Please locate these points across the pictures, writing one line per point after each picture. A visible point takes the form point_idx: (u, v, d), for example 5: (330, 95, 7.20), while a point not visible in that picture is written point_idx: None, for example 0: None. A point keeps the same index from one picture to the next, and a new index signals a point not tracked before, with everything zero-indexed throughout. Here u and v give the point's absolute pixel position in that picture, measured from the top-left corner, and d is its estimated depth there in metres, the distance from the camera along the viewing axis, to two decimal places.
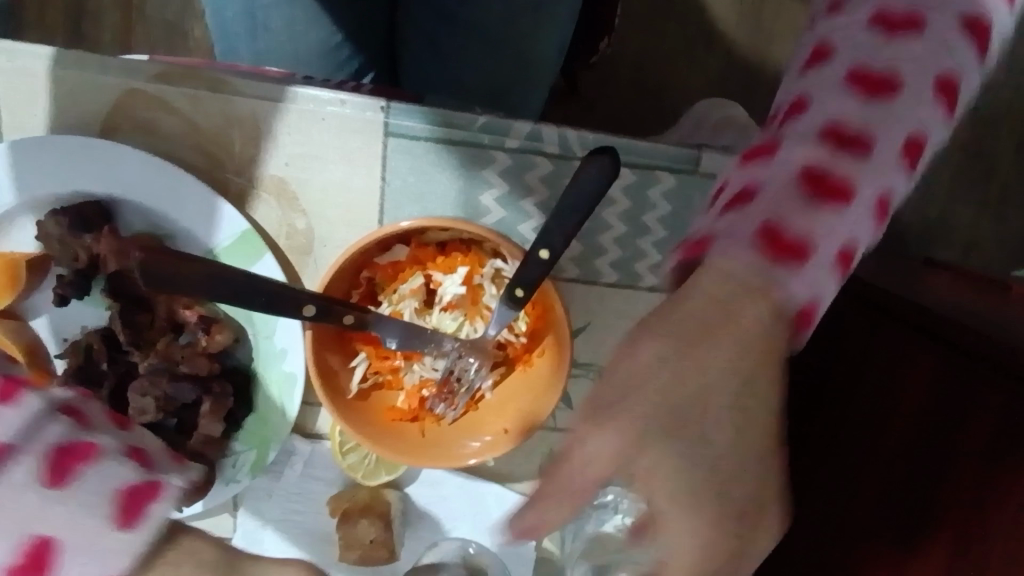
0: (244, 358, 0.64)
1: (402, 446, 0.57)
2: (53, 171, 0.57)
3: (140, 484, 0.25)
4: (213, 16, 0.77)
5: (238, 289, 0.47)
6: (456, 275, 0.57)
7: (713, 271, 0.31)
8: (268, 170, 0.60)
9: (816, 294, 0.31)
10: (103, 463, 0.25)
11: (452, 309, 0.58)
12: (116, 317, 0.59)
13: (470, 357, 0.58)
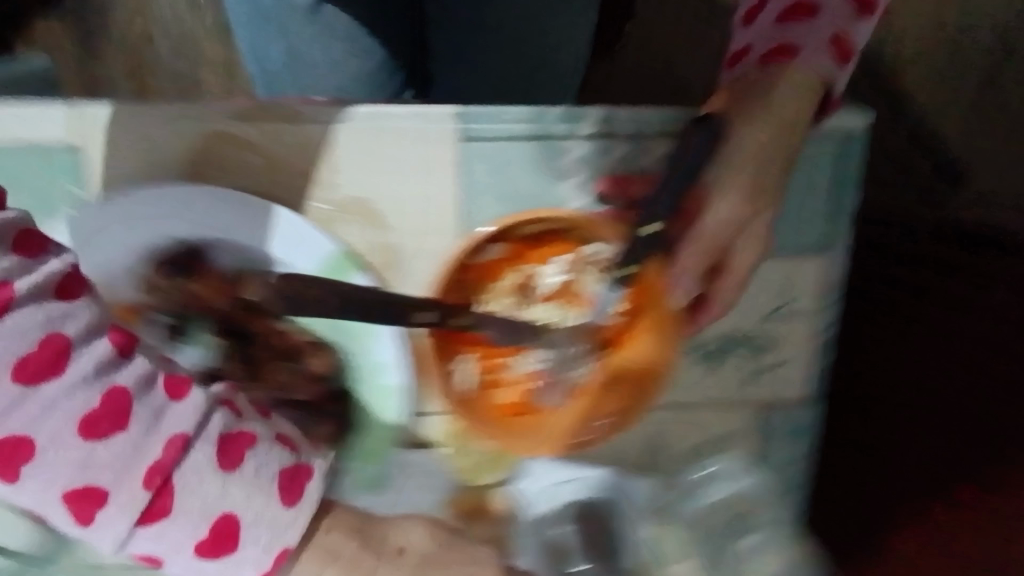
0: (344, 378, 0.64)
1: (530, 439, 0.65)
2: (150, 221, 0.59)
3: (296, 462, 0.42)
4: (253, 67, 0.84)
5: (363, 302, 0.51)
6: (553, 265, 0.62)
7: (799, 69, 0.53)
8: (352, 192, 0.61)
9: (843, 82, 0.56)
10: (255, 454, 0.40)
11: (549, 300, 0.62)
12: (232, 351, 0.60)
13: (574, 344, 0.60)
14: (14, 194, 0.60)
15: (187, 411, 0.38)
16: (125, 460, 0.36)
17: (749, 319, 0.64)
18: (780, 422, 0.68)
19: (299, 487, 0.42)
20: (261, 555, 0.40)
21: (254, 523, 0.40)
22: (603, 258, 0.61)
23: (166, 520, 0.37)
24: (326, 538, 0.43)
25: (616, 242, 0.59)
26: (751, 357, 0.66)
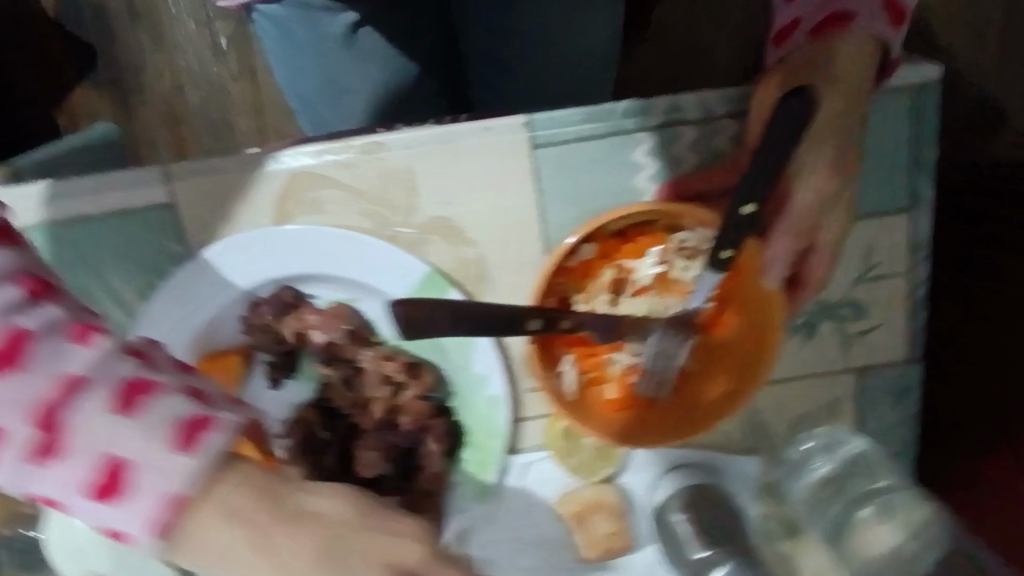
0: (445, 395, 0.65)
1: (651, 432, 0.60)
2: (245, 266, 0.61)
3: (195, 413, 0.35)
4: (296, 106, 0.82)
5: (468, 316, 0.49)
6: (650, 256, 0.57)
7: (855, 35, 0.52)
8: (433, 213, 0.61)
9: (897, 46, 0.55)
10: (163, 395, 0.35)
11: (645, 293, 0.58)
12: (336, 380, 0.63)
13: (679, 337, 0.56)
14: (109, 257, 0.62)
15: (94, 355, 0.35)
16: (13, 395, 0.33)
17: (837, 287, 0.65)
18: (883, 383, 0.68)
19: (199, 433, 0.35)
20: (154, 508, 0.34)
21: (150, 470, 0.34)
22: (704, 241, 0.56)
23: (64, 461, 0.34)
24: (219, 490, 0.35)
25: (713, 223, 0.55)
26: (842, 324, 0.66)
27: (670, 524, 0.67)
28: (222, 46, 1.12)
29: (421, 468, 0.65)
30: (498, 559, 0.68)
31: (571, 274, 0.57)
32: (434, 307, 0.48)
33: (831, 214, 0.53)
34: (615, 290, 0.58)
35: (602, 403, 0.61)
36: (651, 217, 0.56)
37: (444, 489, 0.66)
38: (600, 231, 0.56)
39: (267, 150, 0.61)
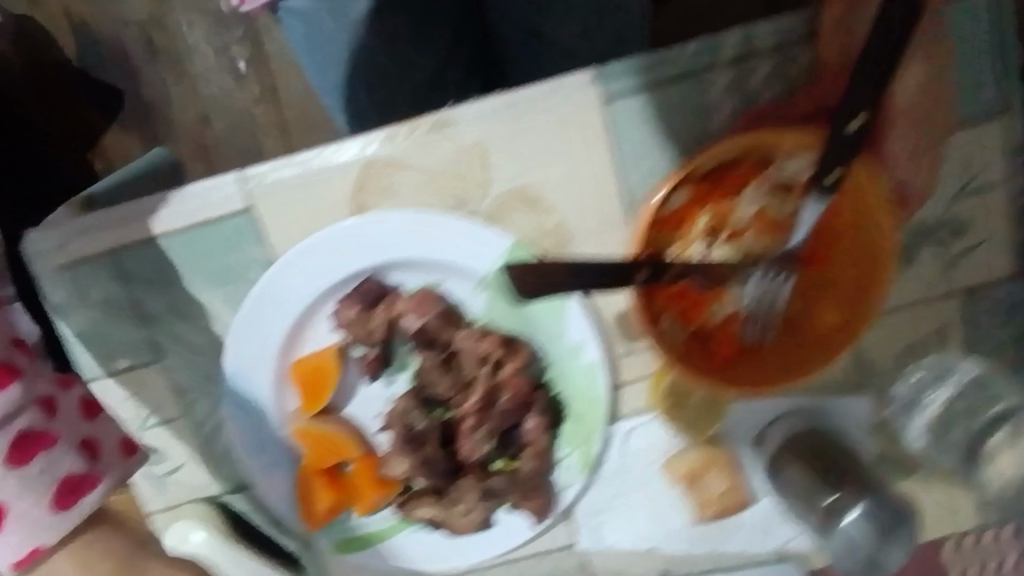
0: (541, 368, 0.63)
1: (762, 373, 0.57)
2: (330, 262, 0.60)
3: (37, 431, 0.55)
4: (328, 105, 0.76)
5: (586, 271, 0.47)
6: (745, 196, 0.55)
7: None
8: (510, 184, 0.60)
9: None
10: (58, 451, 0.56)
11: (743, 237, 0.55)
12: (432, 366, 0.62)
13: (786, 274, 0.53)
14: (195, 271, 0.62)
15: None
16: None
17: (934, 208, 0.62)
18: (993, 302, 0.65)
19: (76, 494, 0.57)
20: (19, 541, 0.55)
21: (26, 508, 0.54)
22: (803, 172, 0.53)
23: None
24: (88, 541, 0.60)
25: (815, 148, 0.52)
26: (943, 246, 0.63)
27: (784, 475, 0.65)
28: (241, 69, 1.05)
29: (524, 446, 0.64)
30: (609, 524, 0.69)
31: (666, 222, 0.55)
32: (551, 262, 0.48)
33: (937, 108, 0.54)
34: (712, 237, 0.55)
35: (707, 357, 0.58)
36: (745, 153, 0.54)
37: (550, 465, 0.65)
38: (692, 174, 0.54)
39: (335, 141, 0.60)
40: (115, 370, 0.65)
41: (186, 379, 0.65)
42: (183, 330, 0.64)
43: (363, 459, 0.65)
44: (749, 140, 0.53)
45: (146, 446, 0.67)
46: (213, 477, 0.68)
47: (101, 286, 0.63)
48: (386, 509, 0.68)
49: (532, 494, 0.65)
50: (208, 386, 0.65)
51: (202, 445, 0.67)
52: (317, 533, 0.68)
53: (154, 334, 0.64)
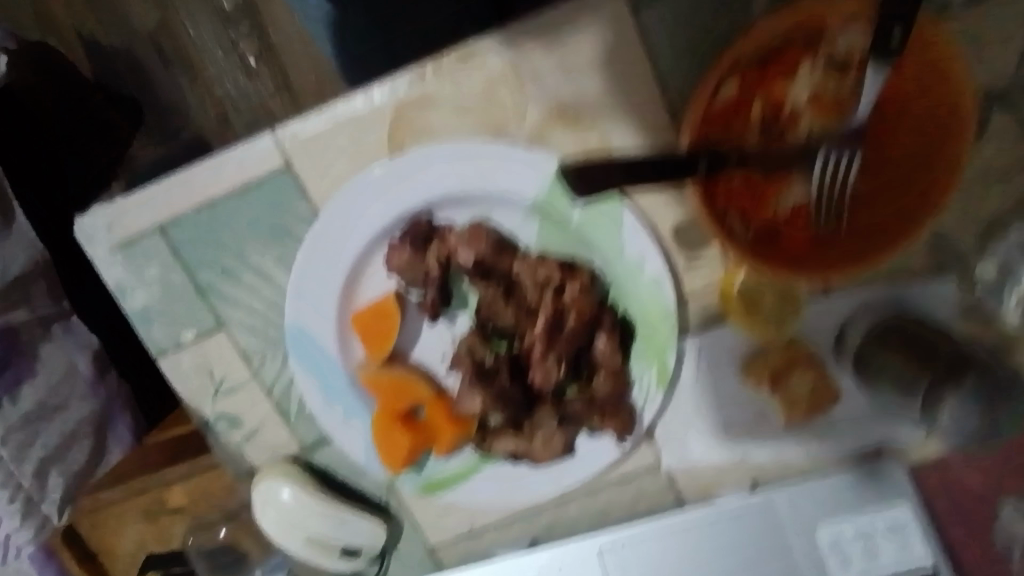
0: (604, 285, 0.63)
1: (858, 252, 0.58)
2: (377, 206, 0.61)
3: None
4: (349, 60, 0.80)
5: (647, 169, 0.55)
6: (805, 74, 0.53)
7: None
8: (546, 108, 0.60)
9: None
10: None
11: (812, 103, 0.54)
12: (494, 301, 0.61)
13: (840, 163, 0.53)
14: (249, 237, 0.63)
15: None
16: None
17: (998, 74, 0.61)
18: None
19: None
20: None
21: None
22: (858, 40, 0.52)
23: None
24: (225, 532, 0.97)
25: (865, 18, 0.51)
26: (1016, 111, 0.62)
27: (874, 366, 0.62)
28: None
29: (598, 366, 0.63)
30: (694, 438, 0.69)
31: (749, 72, 0.53)
32: None
33: None
34: (786, 100, 0.54)
35: (786, 241, 0.58)
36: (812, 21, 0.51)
37: (625, 385, 0.65)
38: (747, 41, 0.52)
39: (356, 92, 0.60)
40: (182, 343, 0.66)
41: (251, 344, 0.66)
42: (240, 296, 0.65)
43: (436, 399, 0.65)
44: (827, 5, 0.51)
45: (222, 414, 0.68)
46: (292, 434, 0.69)
47: (157, 262, 0.64)
48: (465, 449, 0.68)
49: (609, 411, 0.64)
50: (274, 348, 0.66)
51: (279, 405, 0.68)
52: (400, 478, 0.69)
53: (212, 304, 0.65)
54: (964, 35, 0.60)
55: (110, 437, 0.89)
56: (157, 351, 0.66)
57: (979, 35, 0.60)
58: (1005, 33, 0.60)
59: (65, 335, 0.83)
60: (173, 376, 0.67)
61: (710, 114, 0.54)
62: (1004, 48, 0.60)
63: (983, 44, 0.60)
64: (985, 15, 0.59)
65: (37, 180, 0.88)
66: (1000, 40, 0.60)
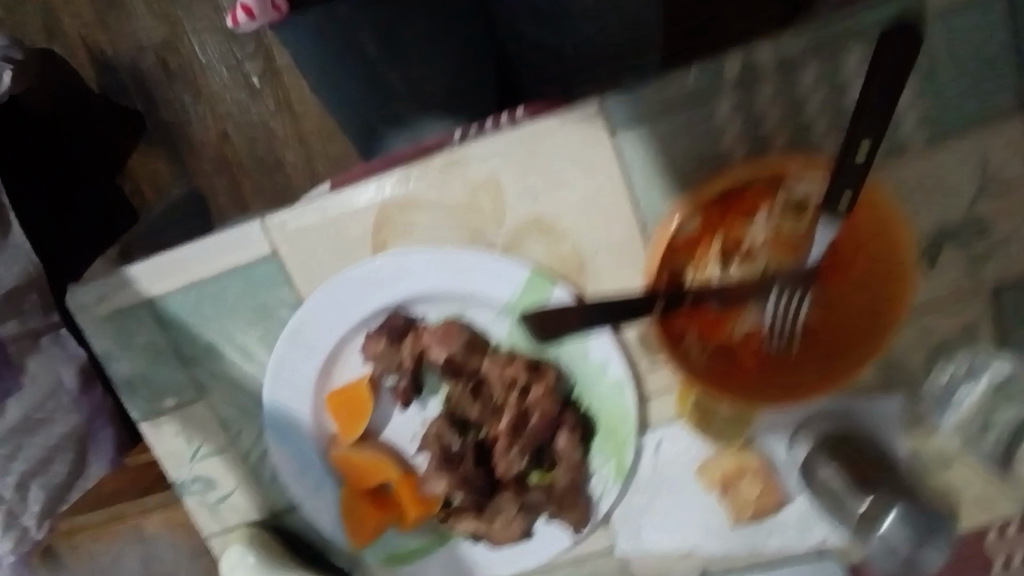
0: (568, 382, 0.67)
1: (805, 381, 0.62)
2: (358, 298, 0.65)
3: None
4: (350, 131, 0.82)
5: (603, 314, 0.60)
6: (760, 218, 0.58)
7: None
8: (524, 215, 0.64)
9: None
10: None
11: (768, 244, 0.58)
12: (463, 394, 0.65)
13: (791, 299, 0.57)
14: (235, 315, 0.66)
15: None
16: None
17: (952, 211, 0.65)
18: (1016, 301, 0.67)
19: None
20: None
21: None
22: (813, 194, 0.57)
23: None
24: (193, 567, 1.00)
25: (819, 174, 0.57)
26: (968, 246, 0.66)
27: (818, 478, 0.66)
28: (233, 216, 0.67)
29: (558, 459, 0.67)
30: (648, 530, 0.71)
31: (710, 212, 0.58)
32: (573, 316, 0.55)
33: (946, 113, 0.62)
34: (743, 239, 0.59)
35: (739, 365, 0.62)
36: (769, 176, 0.57)
37: (584, 477, 0.68)
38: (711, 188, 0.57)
39: (346, 189, 0.64)
40: (163, 410, 0.69)
41: (229, 414, 0.69)
42: (222, 369, 0.68)
43: (403, 479, 0.68)
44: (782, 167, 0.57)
45: (196, 478, 0.71)
46: (262, 500, 0.72)
47: (144, 332, 0.67)
48: (427, 525, 0.70)
49: (566, 502, 0.67)
50: (252, 419, 0.69)
51: (253, 473, 0.71)
52: (365, 549, 0.71)
53: (194, 375, 0.68)
54: (923, 174, 0.63)
55: (92, 452, 0.90)
56: (139, 415, 0.69)
57: (936, 176, 0.63)
58: (960, 175, 0.63)
59: (52, 347, 0.84)
60: (153, 440, 0.70)
61: (673, 247, 0.59)
62: (958, 189, 0.64)
63: (940, 182, 0.64)
64: (942, 158, 0.63)
65: (56, 178, 0.94)
66: (954, 181, 0.64)
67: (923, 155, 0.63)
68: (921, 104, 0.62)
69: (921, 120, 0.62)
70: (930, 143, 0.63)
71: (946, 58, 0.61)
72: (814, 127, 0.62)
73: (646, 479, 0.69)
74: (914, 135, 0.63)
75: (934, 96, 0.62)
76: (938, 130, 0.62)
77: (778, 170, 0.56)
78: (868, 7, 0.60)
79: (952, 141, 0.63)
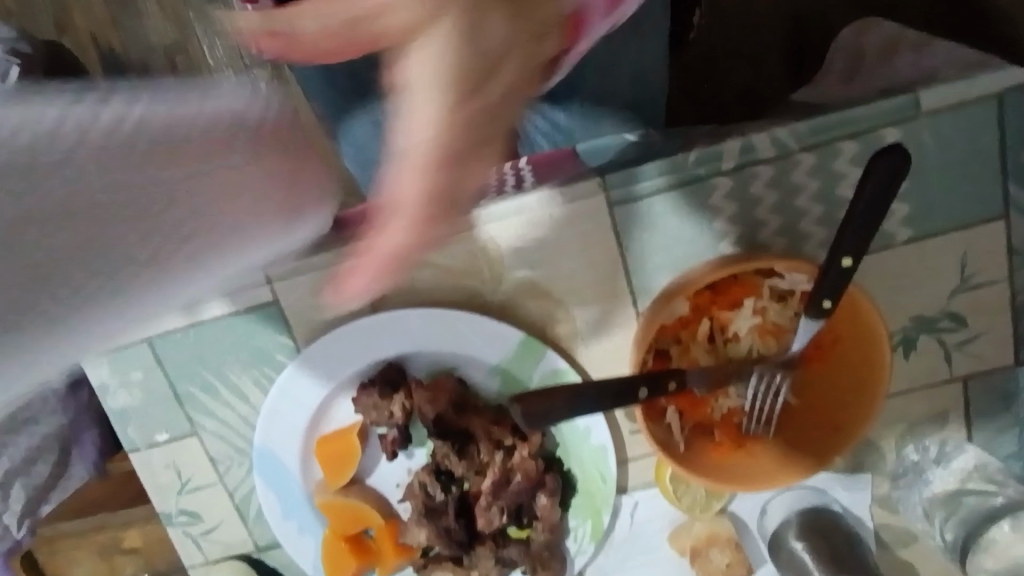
0: (552, 443, 0.69)
1: (784, 461, 0.63)
2: (353, 353, 0.67)
3: None
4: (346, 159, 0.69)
5: (588, 400, 0.55)
6: (747, 307, 0.60)
7: (931, 95, 0.60)
8: (520, 280, 0.66)
9: (966, 67, 0.62)
10: None
11: (752, 330, 0.61)
12: (449, 452, 0.67)
13: (772, 385, 0.60)
14: (232, 357, 0.68)
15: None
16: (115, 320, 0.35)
17: (931, 304, 0.67)
18: (986, 391, 0.70)
19: None
20: None
21: None
22: (801, 284, 0.58)
23: None
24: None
25: (809, 270, 0.57)
26: (943, 337, 0.68)
27: (786, 551, 0.69)
28: None
29: (537, 517, 0.69)
30: None
31: (699, 297, 0.61)
32: (554, 399, 0.54)
33: (933, 211, 0.64)
34: (729, 325, 0.61)
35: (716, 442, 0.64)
36: (758, 267, 0.59)
37: (561, 534, 0.70)
38: (703, 275, 0.58)
39: None
40: (155, 443, 0.70)
41: (220, 451, 0.71)
42: (216, 409, 0.69)
43: (385, 527, 0.70)
44: (775, 261, 0.57)
45: (184, 509, 0.73)
46: (248, 535, 0.74)
47: (139, 368, 0.68)
48: (406, 568, 0.73)
49: (542, 559, 0.69)
50: (243, 457, 0.71)
51: (239, 509, 0.73)
52: None
53: (188, 412, 0.69)
54: (904, 267, 0.66)
55: (74, 455, 0.87)
56: (132, 447, 0.71)
57: (917, 269, 0.66)
58: (941, 271, 0.66)
59: None
60: (144, 471, 0.71)
61: (662, 329, 0.61)
62: (937, 283, 0.66)
63: (920, 275, 0.66)
64: (924, 253, 0.65)
65: None
66: (936, 276, 0.66)
67: (907, 248, 0.65)
68: (911, 201, 0.64)
69: (908, 217, 0.64)
70: (915, 238, 0.65)
71: (940, 159, 0.62)
72: (804, 215, 0.64)
73: (620, 539, 0.72)
74: (901, 231, 0.65)
75: (922, 194, 0.64)
76: (923, 227, 0.65)
77: (768, 263, 0.57)
78: (865, 104, 0.61)
79: (935, 238, 0.65)
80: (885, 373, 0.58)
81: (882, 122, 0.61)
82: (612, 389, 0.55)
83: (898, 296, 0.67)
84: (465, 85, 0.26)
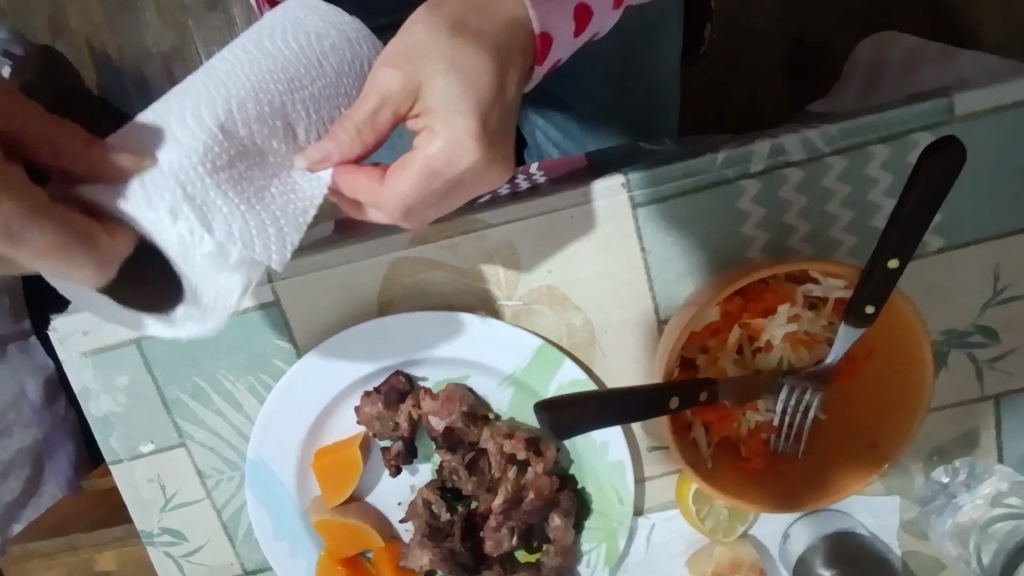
0: (566, 460, 0.65)
1: (814, 482, 0.59)
2: (357, 358, 0.62)
3: None
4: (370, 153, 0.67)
5: (613, 408, 0.51)
6: (780, 315, 0.57)
7: (966, 99, 0.58)
8: (536, 284, 0.63)
9: (1001, 74, 0.61)
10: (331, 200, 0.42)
11: (784, 339, 0.58)
12: (458, 467, 0.63)
13: (805, 398, 0.57)
14: (226, 361, 0.63)
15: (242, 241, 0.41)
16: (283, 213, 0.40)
17: (961, 317, 0.65)
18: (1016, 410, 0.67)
19: None
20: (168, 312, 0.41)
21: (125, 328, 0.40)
22: (836, 291, 0.55)
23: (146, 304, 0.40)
24: None
25: (847, 277, 0.54)
26: (975, 351, 0.66)
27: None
28: None
29: (550, 539, 0.64)
30: None
31: (728, 303, 0.57)
32: (579, 407, 0.50)
33: (966, 220, 0.62)
34: (759, 335, 0.58)
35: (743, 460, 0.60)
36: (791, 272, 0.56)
37: (573, 559, 0.66)
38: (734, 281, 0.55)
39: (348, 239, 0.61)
40: (139, 455, 0.65)
41: (210, 463, 0.66)
42: (206, 418, 0.65)
43: (385, 548, 0.65)
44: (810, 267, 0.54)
45: (165, 527, 0.67)
46: (236, 556, 0.69)
47: (124, 371, 0.63)
48: None
49: None
50: (234, 470, 0.66)
51: (227, 527, 0.68)
52: None
53: (176, 419, 0.65)
54: (936, 278, 0.63)
55: (48, 469, 0.83)
56: (113, 458, 0.66)
57: (948, 280, 0.64)
58: (972, 282, 0.64)
59: None
60: (125, 485, 0.66)
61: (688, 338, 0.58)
62: (969, 296, 0.64)
63: (951, 286, 0.64)
64: (956, 264, 0.63)
65: None
66: (967, 288, 0.64)
67: (938, 258, 0.63)
68: (943, 209, 0.62)
69: (941, 227, 0.62)
70: (947, 247, 0.63)
71: (974, 165, 0.60)
72: (833, 220, 0.62)
73: (635, 562, 0.68)
74: (933, 240, 0.62)
75: (955, 202, 0.61)
76: (956, 236, 0.62)
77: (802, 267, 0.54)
78: (900, 107, 0.59)
79: (968, 248, 0.63)
80: (924, 393, 0.55)
81: (916, 126, 0.59)
82: (640, 397, 0.52)
83: (928, 308, 0.64)
84: (473, 124, 0.40)
